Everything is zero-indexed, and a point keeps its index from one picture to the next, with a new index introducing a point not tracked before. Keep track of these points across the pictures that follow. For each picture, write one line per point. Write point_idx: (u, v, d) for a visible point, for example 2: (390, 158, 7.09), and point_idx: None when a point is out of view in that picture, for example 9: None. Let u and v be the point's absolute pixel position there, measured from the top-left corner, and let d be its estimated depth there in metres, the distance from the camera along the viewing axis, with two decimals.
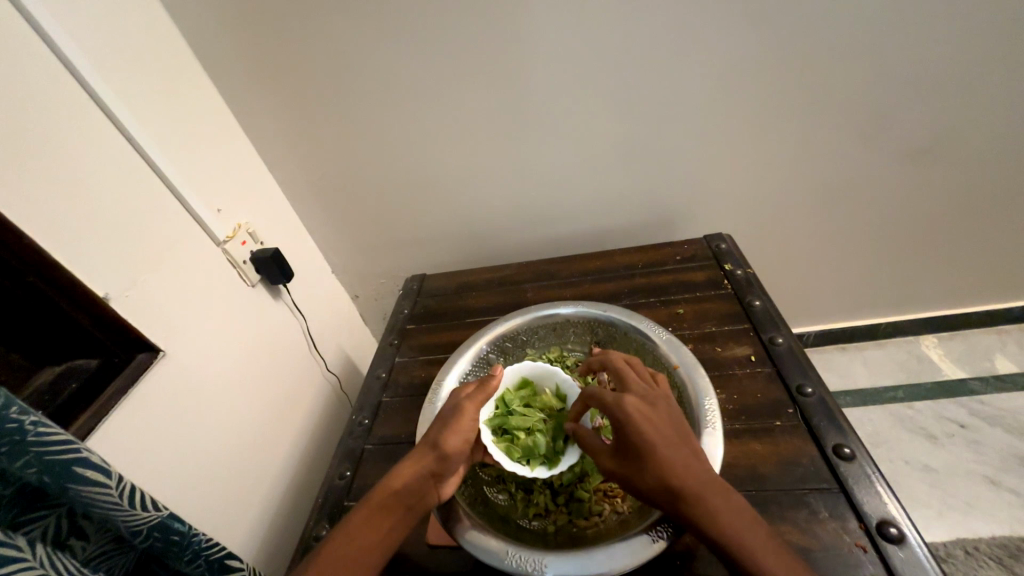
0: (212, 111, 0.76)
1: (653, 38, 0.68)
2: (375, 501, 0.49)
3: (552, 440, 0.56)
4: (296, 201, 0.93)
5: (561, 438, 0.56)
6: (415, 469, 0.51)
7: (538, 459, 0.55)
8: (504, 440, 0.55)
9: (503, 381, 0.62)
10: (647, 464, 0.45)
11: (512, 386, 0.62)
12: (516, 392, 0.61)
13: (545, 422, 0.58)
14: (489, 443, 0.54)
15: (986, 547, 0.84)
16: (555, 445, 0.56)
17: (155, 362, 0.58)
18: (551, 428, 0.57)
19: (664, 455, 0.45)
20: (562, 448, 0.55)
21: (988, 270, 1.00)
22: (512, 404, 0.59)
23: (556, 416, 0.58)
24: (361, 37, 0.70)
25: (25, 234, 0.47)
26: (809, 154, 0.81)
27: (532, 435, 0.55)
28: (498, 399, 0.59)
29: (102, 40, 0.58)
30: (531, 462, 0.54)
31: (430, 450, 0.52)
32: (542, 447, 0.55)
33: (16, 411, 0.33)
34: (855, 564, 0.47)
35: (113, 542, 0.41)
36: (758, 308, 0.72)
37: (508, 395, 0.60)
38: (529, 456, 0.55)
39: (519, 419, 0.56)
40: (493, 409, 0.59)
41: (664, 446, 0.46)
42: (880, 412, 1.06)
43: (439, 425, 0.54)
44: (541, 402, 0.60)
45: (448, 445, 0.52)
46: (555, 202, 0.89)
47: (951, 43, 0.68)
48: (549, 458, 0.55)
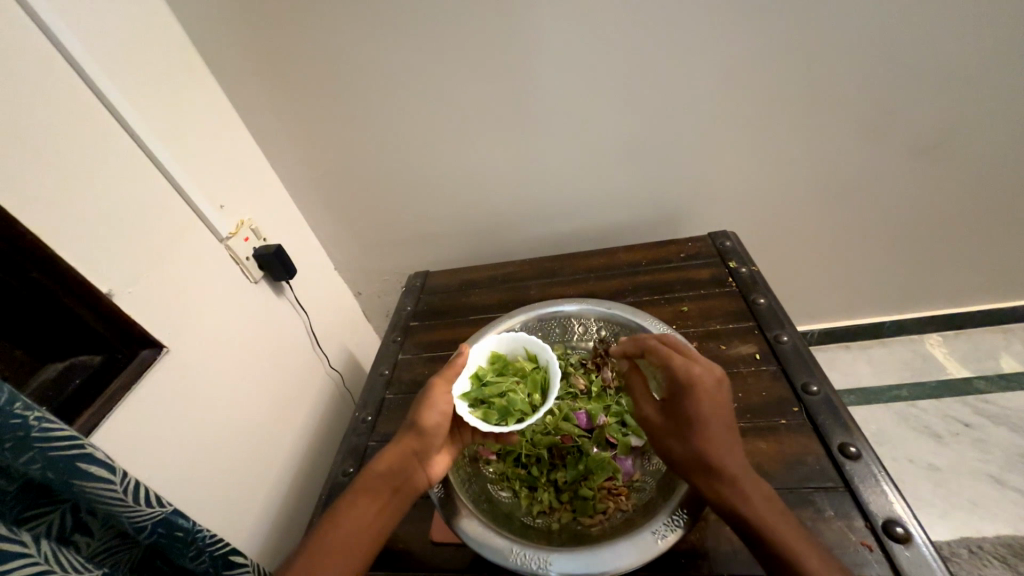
0: (214, 107, 0.75)
1: (659, 33, 0.68)
2: (362, 486, 0.50)
3: (526, 398, 0.54)
4: (299, 198, 0.92)
5: (535, 395, 0.55)
6: (398, 450, 0.51)
7: (515, 415, 0.53)
8: (480, 407, 0.54)
9: (473, 359, 0.60)
10: (692, 435, 0.46)
11: (484, 362, 0.60)
12: (489, 365, 0.60)
13: (519, 385, 0.56)
14: (465, 413, 0.53)
15: (991, 546, 0.83)
16: (530, 402, 0.54)
17: (158, 358, 0.58)
18: (525, 388, 0.56)
19: (711, 432, 0.45)
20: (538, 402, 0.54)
21: (996, 269, 0.99)
22: (485, 376, 0.58)
23: (528, 377, 0.57)
24: (365, 32, 0.70)
25: (29, 230, 0.47)
26: (815, 151, 0.80)
27: (506, 395, 0.54)
28: (472, 374, 0.58)
29: (105, 36, 0.58)
30: (509, 420, 0.53)
31: (410, 429, 0.52)
32: (517, 403, 0.53)
33: (20, 407, 0.32)
34: (862, 563, 0.47)
35: (117, 538, 0.41)
36: (762, 306, 0.71)
37: (481, 370, 0.59)
38: (506, 416, 0.53)
39: (492, 386, 0.55)
40: (468, 384, 0.57)
41: (713, 421, 0.46)
42: (883, 411, 1.05)
43: (416, 404, 0.53)
44: (515, 368, 0.59)
45: (426, 423, 0.52)
46: (559, 199, 0.88)
47: (961, 39, 0.67)
48: (525, 412, 0.53)
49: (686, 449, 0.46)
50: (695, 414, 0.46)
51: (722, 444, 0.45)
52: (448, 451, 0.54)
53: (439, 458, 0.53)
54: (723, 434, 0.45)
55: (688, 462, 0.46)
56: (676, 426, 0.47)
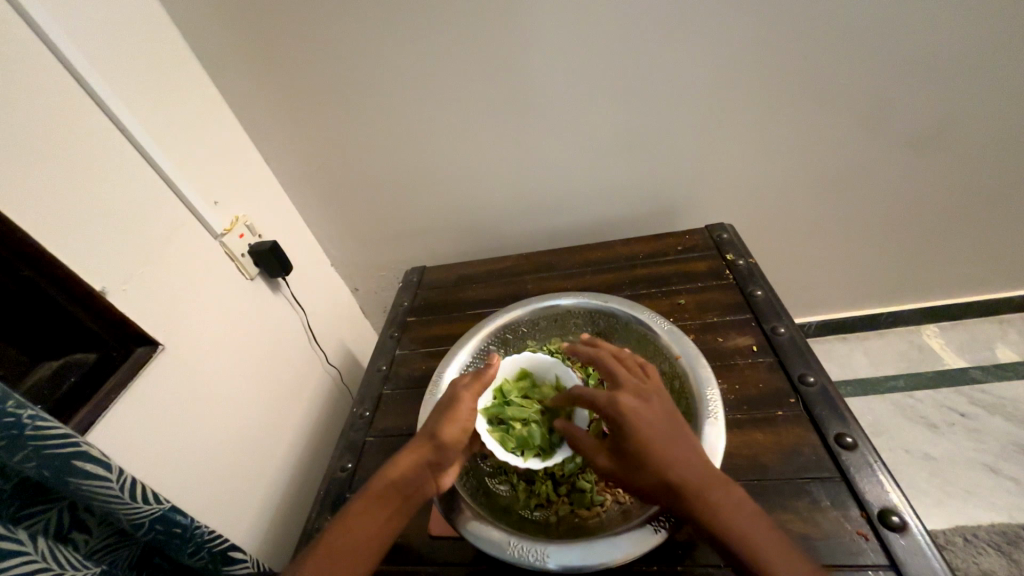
0: (207, 103, 0.75)
1: (654, 24, 0.67)
2: (372, 495, 0.49)
3: (547, 432, 0.56)
4: (294, 194, 0.92)
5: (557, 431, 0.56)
6: (413, 459, 0.50)
7: (533, 449, 0.54)
8: (499, 430, 0.56)
9: (501, 371, 0.62)
10: (639, 465, 0.45)
11: (511, 377, 0.62)
12: (515, 383, 0.61)
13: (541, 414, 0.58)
14: (483, 432, 0.54)
15: (986, 534, 0.84)
16: (551, 438, 0.55)
17: (153, 356, 0.57)
18: (548, 421, 0.57)
19: (663, 456, 0.44)
20: (557, 442, 0.55)
21: (992, 259, 0.99)
22: (510, 395, 0.59)
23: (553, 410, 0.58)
24: (358, 25, 0.69)
25: (20, 227, 0.47)
26: (812, 143, 0.80)
27: (527, 425, 0.56)
28: (497, 389, 0.60)
29: (94, 31, 0.57)
30: (525, 453, 0.54)
31: (428, 441, 0.51)
32: (537, 438, 0.55)
33: (13, 405, 0.32)
34: (858, 552, 0.47)
35: (115, 535, 0.41)
36: (760, 298, 0.71)
37: (506, 386, 0.60)
38: (522, 447, 0.54)
39: (515, 410, 0.57)
40: (491, 399, 0.59)
41: (654, 447, 0.44)
42: (880, 401, 1.06)
43: (437, 417, 0.53)
44: (540, 395, 0.60)
45: (446, 436, 0.51)
46: (556, 193, 0.88)
47: (959, 28, 0.66)
48: (543, 448, 0.55)
49: (640, 481, 0.45)
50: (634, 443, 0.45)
51: (675, 465, 0.44)
52: (461, 465, 0.54)
53: (451, 472, 0.52)
54: (668, 457, 0.44)
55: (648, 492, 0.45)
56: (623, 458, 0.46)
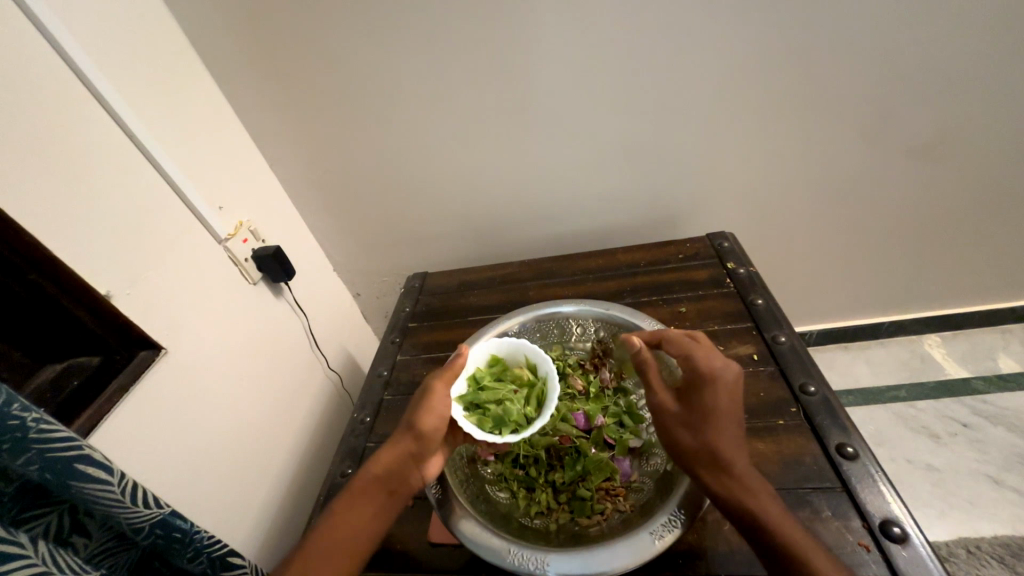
0: (213, 109, 0.75)
1: (656, 34, 0.68)
2: (358, 490, 0.49)
3: (521, 408, 0.55)
4: (298, 199, 0.92)
5: (531, 406, 0.56)
6: (394, 452, 0.50)
7: (509, 426, 0.54)
8: (475, 414, 0.55)
9: (473, 360, 0.61)
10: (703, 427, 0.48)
11: (483, 364, 0.61)
12: (488, 369, 0.61)
13: (515, 393, 0.57)
14: (459, 417, 0.54)
15: (989, 546, 0.83)
16: (525, 414, 0.55)
17: (156, 359, 0.58)
18: (521, 397, 0.57)
19: (721, 428, 0.48)
20: (532, 416, 0.55)
21: (994, 269, 0.99)
22: (482, 380, 0.59)
23: (526, 387, 0.58)
24: (363, 34, 0.70)
25: (27, 231, 0.47)
26: (813, 152, 0.80)
27: (502, 404, 0.55)
28: (469, 377, 0.59)
29: (104, 38, 0.58)
30: (503, 430, 0.54)
31: (406, 433, 0.51)
32: (514, 414, 0.54)
33: (19, 408, 0.32)
34: (859, 564, 0.47)
35: (115, 539, 0.42)
36: (761, 306, 0.71)
37: (479, 373, 0.60)
38: (500, 425, 0.54)
39: (489, 392, 0.57)
40: (464, 386, 0.58)
41: (726, 419, 0.48)
42: (881, 411, 1.06)
43: (413, 409, 0.53)
44: (513, 376, 0.60)
45: (423, 427, 0.51)
46: (558, 200, 0.89)
47: (958, 40, 0.67)
48: (520, 424, 0.54)
49: (694, 439, 0.48)
50: (712, 407, 0.48)
51: (730, 439, 0.48)
52: (443, 453, 0.54)
53: (434, 461, 0.53)
54: (731, 432, 0.48)
55: (692, 451, 0.48)
56: (686, 416, 0.49)
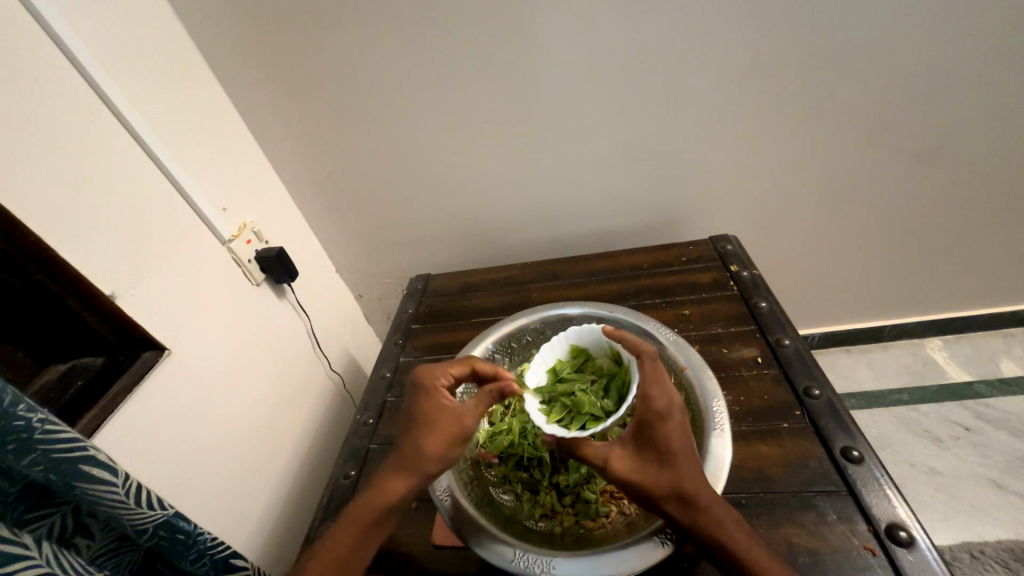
0: (217, 111, 0.76)
1: (661, 37, 0.68)
2: (371, 501, 0.49)
3: (598, 401, 0.52)
4: (301, 201, 0.92)
5: (610, 398, 0.52)
6: (407, 472, 0.49)
7: (580, 421, 0.51)
8: (549, 406, 0.53)
9: (553, 350, 0.59)
10: (663, 462, 0.46)
11: (564, 355, 0.59)
12: (569, 359, 0.58)
13: (594, 385, 0.54)
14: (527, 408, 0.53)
15: (993, 550, 0.83)
16: (602, 405, 0.51)
17: (160, 360, 0.57)
18: (598, 390, 0.53)
19: (685, 467, 0.46)
20: (611, 409, 0.51)
21: (996, 272, 0.99)
22: (562, 372, 0.57)
23: (605, 379, 0.55)
24: (367, 38, 0.70)
25: (32, 232, 0.47)
26: (816, 155, 0.80)
27: (576, 395, 0.53)
28: (549, 368, 0.58)
29: (111, 43, 0.58)
30: (571, 425, 0.51)
31: (416, 448, 0.49)
32: (585, 406, 0.51)
33: (25, 409, 0.32)
34: (865, 568, 0.47)
35: (116, 541, 0.41)
36: (764, 309, 0.71)
37: (560, 365, 0.58)
38: (572, 419, 0.51)
39: (566, 386, 0.55)
40: (542, 377, 0.57)
41: (684, 454, 0.46)
42: (884, 415, 1.06)
43: (423, 425, 0.50)
44: (595, 367, 0.57)
45: (434, 447, 0.49)
46: (561, 202, 0.88)
47: (960, 44, 0.67)
48: (594, 417, 0.51)
49: (654, 477, 0.46)
50: (668, 443, 0.46)
51: (692, 476, 0.46)
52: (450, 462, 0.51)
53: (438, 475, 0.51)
54: (693, 464, 0.46)
55: (659, 491, 0.45)
56: (647, 455, 0.47)
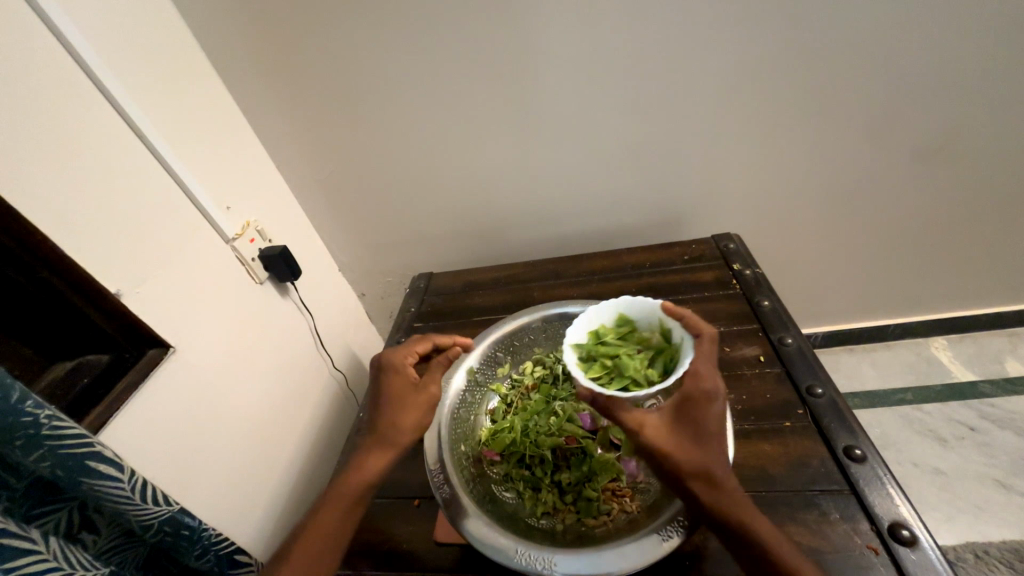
0: (221, 110, 0.76)
1: (663, 35, 0.68)
2: (346, 481, 0.50)
3: (640, 368, 0.52)
4: (304, 200, 0.93)
5: (653, 370, 0.52)
6: (378, 448, 0.51)
7: (620, 385, 0.51)
8: (591, 366, 0.53)
9: (599, 314, 0.57)
10: (699, 441, 0.45)
11: (609, 321, 0.57)
12: (614, 326, 0.57)
13: (638, 354, 0.54)
14: (570, 364, 0.53)
15: (997, 551, 0.83)
16: (646, 374, 0.51)
17: (164, 358, 0.58)
18: (643, 360, 0.53)
19: (718, 450, 0.45)
20: (653, 378, 0.51)
21: (1001, 272, 0.99)
22: (606, 336, 0.55)
23: (651, 351, 0.54)
24: (369, 36, 0.70)
25: (38, 231, 0.47)
26: (819, 154, 0.80)
27: (620, 359, 0.52)
28: (592, 330, 0.56)
29: (116, 42, 0.59)
30: (610, 385, 0.51)
31: (387, 426, 0.52)
32: (628, 371, 0.51)
33: (32, 405, 0.33)
34: (867, 567, 0.47)
35: (122, 536, 0.42)
36: (767, 308, 0.71)
37: (604, 330, 0.56)
38: (610, 381, 0.51)
39: (611, 350, 0.54)
40: (584, 337, 0.56)
41: (719, 437, 0.46)
42: (888, 414, 1.05)
43: (393, 404, 0.54)
44: (641, 338, 0.55)
45: (405, 423, 0.53)
46: (564, 201, 0.89)
47: (965, 41, 0.67)
48: (634, 382, 0.51)
49: (686, 452, 0.45)
50: (708, 423, 0.45)
51: (724, 459, 0.45)
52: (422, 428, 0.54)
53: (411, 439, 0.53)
54: (725, 448, 0.46)
55: (691, 468, 0.44)
56: (682, 431, 0.46)
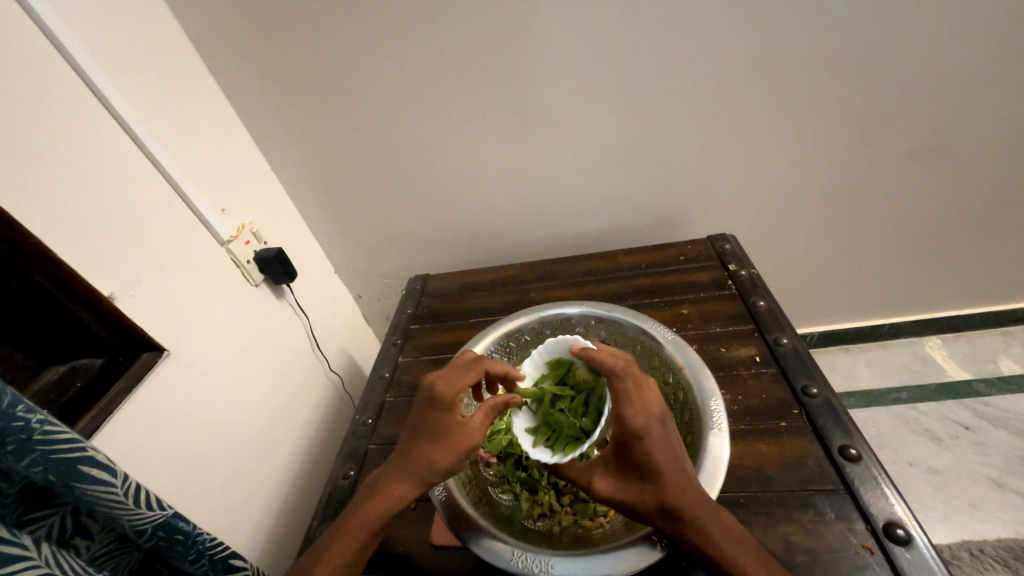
0: (216, 112, 0.76)
1: (658, 36, 0.68)
2: (369, 510, 0.49)
3: (577, 419, 0.52)
4: (300, 202, 0.93)
5: (589, 416, 0.53)
6: (404, 480, 0.49)
7: (563, 443, 0.51)
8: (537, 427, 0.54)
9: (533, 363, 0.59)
10: (646, 479, 0.46)
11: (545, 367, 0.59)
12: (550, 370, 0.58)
13: (573, 400, 0.54)
14: (518, 433, 0.54)
15: (992, 549, 0.83)
16: (580, 425, 0.52)
17: (158, 361, 0.58)
18: (577, 407, 0.54)
19: (669, 481, 0.45)
20: (589, 427, 0.51)
21: (994, 272, 0.99)
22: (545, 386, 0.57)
23: (584, 391, 0.55)
24: (365, 37, 0.70)
25: (31, 233, 0.47)
26: (813, 154, 0.80)
27: (556, 414, 0.53)
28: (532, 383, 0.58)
29: (109, 44, 0.58)
30: (554, 445, 0.51)
31: (417, 460, 0.50)
32: (564, 426, 0.52)
33: (23, 410, 0.32)
34: (863, 566, 0.47)
35: (115, 541, 0.41)
36: (762, 309, 0.71)
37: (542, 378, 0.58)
38: (554, 439, 0.52)
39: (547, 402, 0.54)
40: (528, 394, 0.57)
41: (668, 468, 0.45)
42: (883, 413, 1.06)
43: (427, 440, 0.50)
44: (574, 378, 0.56)
45: (436, 461, 0.49)
46: (559, 202, 0.89)
47: (956, 43, 0.68)
48: (574, 437, 0.51)
49: (638, 494, 0.46)
50: (649, 460, 0.46)
51: (679, 488, 0.45)
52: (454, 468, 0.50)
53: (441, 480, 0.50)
54: (680, 477, 0.46)
55: (646, 507, 0.46)
56: (630, 472, 0.47)
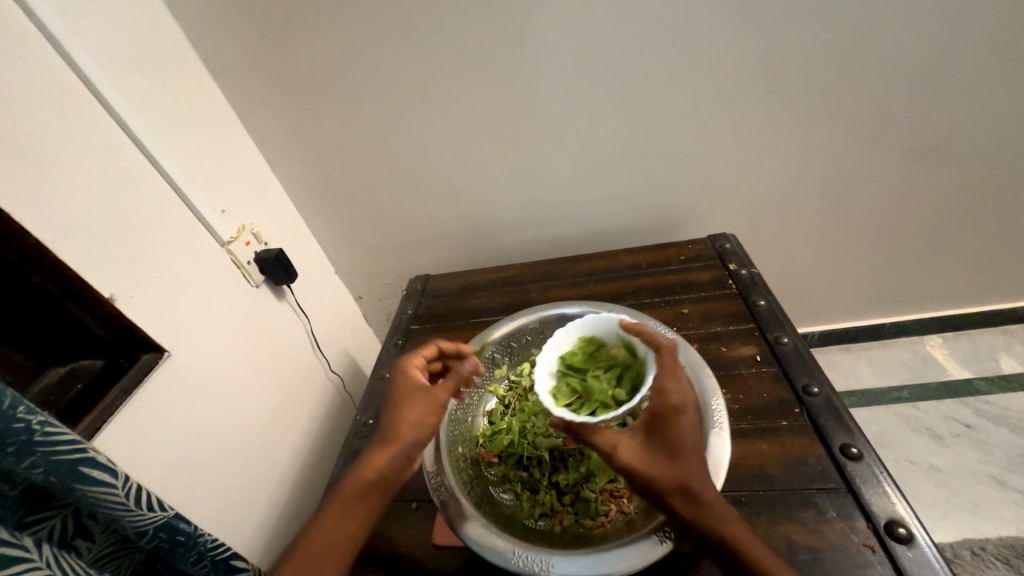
0: (216, 113, 0.76)
1: (657, 36, 0.68)
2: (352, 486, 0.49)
3: (608, 389, 0.52)
4: (300, 203, 0.93)
5: (622, 388, 0.52)
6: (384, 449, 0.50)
7: (590, 409, 0.51)
8: (563, 391, 0.53)
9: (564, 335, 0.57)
10: (672, 456, 0.45)
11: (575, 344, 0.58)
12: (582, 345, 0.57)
13: (606, 374, 0.54)
14: (540, 391, 0.52)
15: (994, 548, 0.83)
16: (612, 395, 0.51)
17: (159, 362, 0.58)
18: (611, 379, 0.53)
19: (691, 463, 0.45)
20: (621, 398, 0.51)
21: (994, 270, 0.99)
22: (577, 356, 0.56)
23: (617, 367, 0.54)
24: (364, 38, 0.70)
25: (31, 234, 0.47)
26: (813, 153, 0.80)
27: (587, 383, 0.53)
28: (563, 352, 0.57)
29: (109, 46, 0.58)
30: (580, 410, 0.51)
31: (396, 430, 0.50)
32: (595, 395, 0.51)
33: (24, 411, 0.32)
34: (865, 564, 0.47)
35: (117, 543, 0.41)
36: (763, 308, 0.71)
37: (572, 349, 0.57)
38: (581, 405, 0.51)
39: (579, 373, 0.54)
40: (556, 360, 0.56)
41: (693, 450, 0.46)
42: (884, 412, 1.06)
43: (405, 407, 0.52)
44: (607, 355, 0.55)
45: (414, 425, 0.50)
46: (559, 202, 0.89)
47: (954, 41, 0.68)
48: (603, 405, 0.51)
49: (662, 469, 0.45)
50: (679, 438, 0.46)
51: (699, 471, 0.45)
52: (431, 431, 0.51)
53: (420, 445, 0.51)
54: (699, 462, 0.46)
55: (667, 483, 0.44)
56: (656, 448, 0.46)
